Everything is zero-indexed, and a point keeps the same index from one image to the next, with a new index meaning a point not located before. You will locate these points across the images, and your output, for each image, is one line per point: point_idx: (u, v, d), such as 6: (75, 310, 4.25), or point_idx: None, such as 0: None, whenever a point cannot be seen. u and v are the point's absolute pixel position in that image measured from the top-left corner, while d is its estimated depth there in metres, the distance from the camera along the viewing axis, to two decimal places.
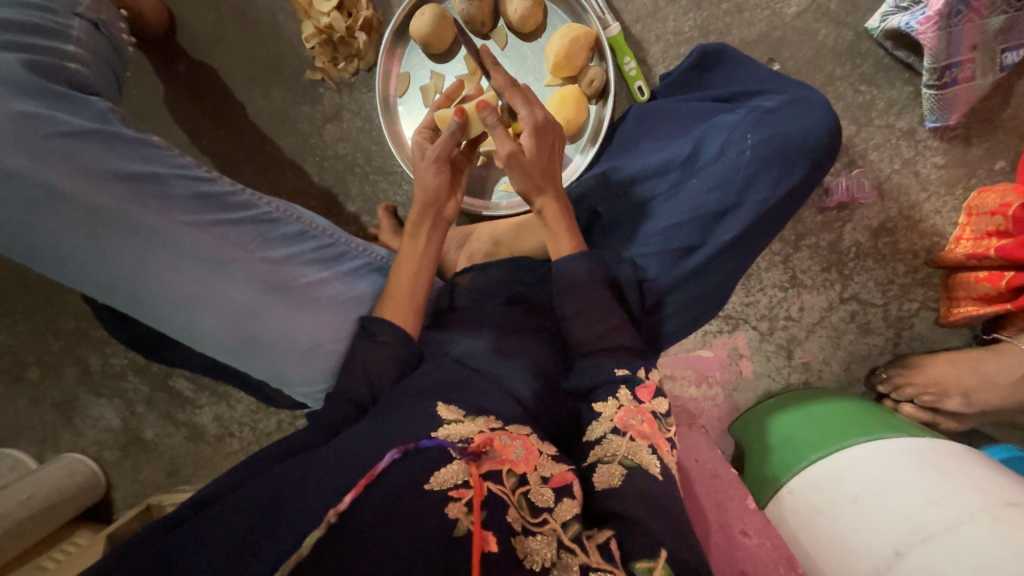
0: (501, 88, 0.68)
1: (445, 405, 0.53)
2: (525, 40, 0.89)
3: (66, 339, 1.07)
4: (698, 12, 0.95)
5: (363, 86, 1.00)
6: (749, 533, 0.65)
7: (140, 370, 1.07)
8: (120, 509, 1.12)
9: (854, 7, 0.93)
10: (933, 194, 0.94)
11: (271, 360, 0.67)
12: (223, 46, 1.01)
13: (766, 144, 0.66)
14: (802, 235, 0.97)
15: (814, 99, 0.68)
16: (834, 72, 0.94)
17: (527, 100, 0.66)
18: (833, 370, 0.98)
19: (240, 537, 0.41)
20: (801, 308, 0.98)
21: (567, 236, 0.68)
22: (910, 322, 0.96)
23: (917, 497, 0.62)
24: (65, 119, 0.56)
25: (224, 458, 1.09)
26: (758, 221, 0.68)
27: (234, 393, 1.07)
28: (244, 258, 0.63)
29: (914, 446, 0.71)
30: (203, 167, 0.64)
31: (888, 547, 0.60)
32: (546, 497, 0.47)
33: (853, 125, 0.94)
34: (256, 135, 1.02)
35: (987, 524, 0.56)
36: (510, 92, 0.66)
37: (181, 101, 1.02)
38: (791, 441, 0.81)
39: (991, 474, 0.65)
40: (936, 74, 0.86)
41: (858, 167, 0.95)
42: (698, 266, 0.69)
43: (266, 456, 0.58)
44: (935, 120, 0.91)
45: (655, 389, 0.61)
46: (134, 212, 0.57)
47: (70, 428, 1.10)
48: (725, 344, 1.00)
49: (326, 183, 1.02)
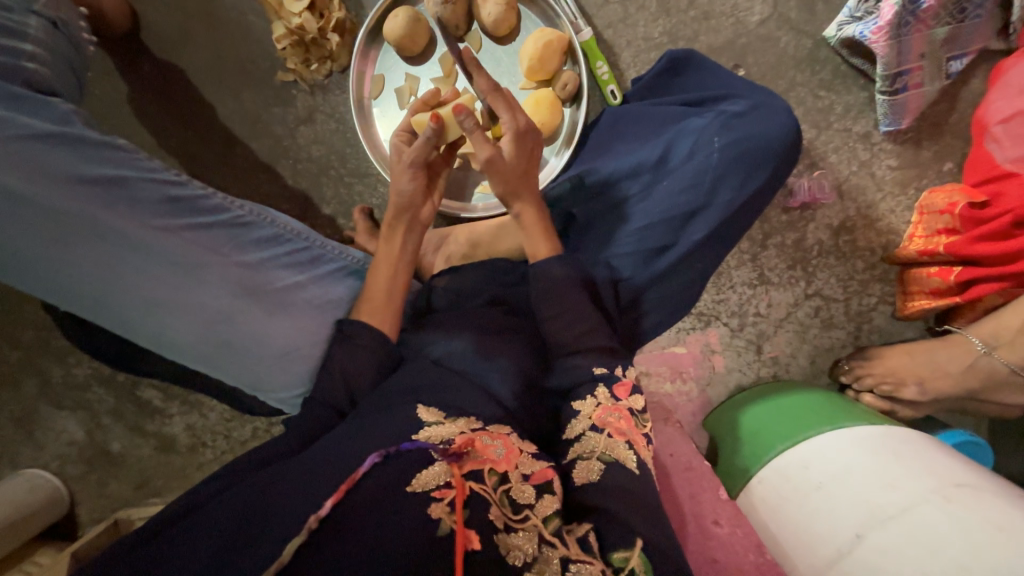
0: (481, 92, 0.67)
1: (425, 408, 0.54)
2: (498, 44, 0.90)
3: (24, 350, 1.02)
4: (667, 18, 0.98)
5: (336, 88, 0.99)
6: (720, 522, 0.67)
7: (105, 381, 1.03)
8: (86, 525, 1.08)
9: (813, 16, 0.97)
10: (888, 194, 0.99)
11: (247, 366, 0.65)
12: (190, 46, 0.98)
13: (732, 147, 0.69)
14: (769, 234, 1.00)
15: (777, 104, 0.71)
16: (795, 78, 0.98)
17: (510, 104, 0.66)
18: (799, 363, 1.02)
19: (226, 544, 0.41)
20: (769, 304, 1.01)
21: (544, 238, 0.69)
22: (870, 316, 1.00)
23: (876, 482, 0.65)
24: (26, 121, 0.53)
25: (197, 468, 1.06)
26: (726, 221, 0.70)
27: (206, 400, 1.04)
28: (218, 262, 0.62)
29: (873, 433, 0.75)
30: (173, 171, 0.63)
31: (850, 531, 0.63)
32: (527, 494, 0.48)
33: (814, 129, 0.98)
34: (226, 137, 1.00)
35: (940, 506, 0.60)
36: (492, 96, 0.65)
37: (146, 101, 0.99)
38: (760, 433, 0.84)
39: (941, 457, 0.69)
40: (888, 80, 0.91)
41: (820, 169, 0.99)
42: (669, 266, 0.71)
43: (240, 464, 0.57)
44: (889, 124, 0.95)
45: (632, 387, 0.63)
46: (102, 216, 0.55)
47: (30, 442, 1.06)
48: (698, 341, 1.03)
49: (299, 186, 1.01)
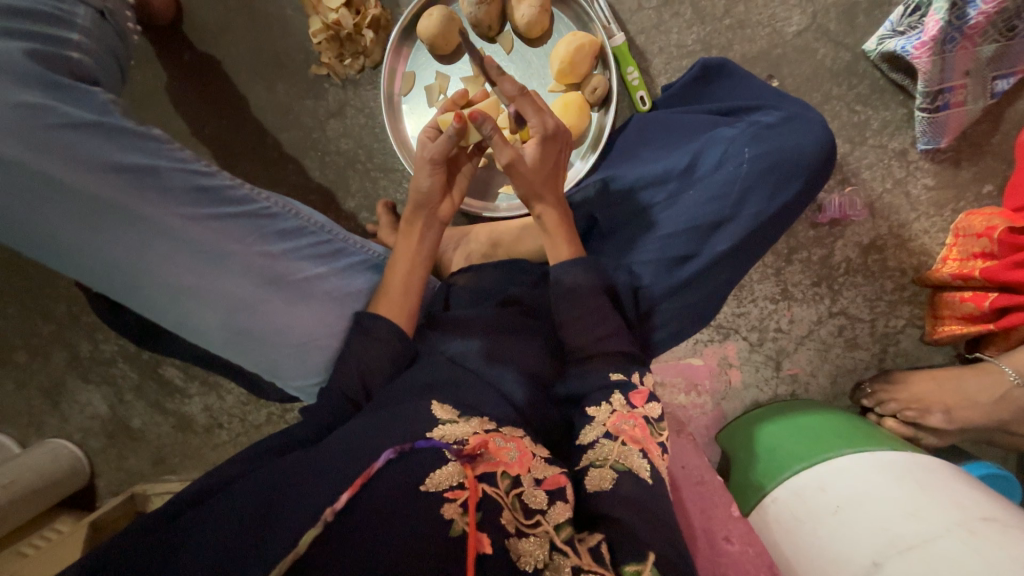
0: (507, 97, 0.66)
1: (439, 405, 0.54)
2: (530, 45, 0.90)
3: (56, 324, 1.06)
4: (701, 26, 0.97)
5: (368, 83, 1.00)
6: (731, 540, 0.66)
7: (130, 358, 1.06)
8: (103, 497, 1.12)
9: (853, 28, 0.95)
10: (922, 214, 0.96)
11: (266, 353, 0.67)
12: (229, 38, 1.01)
13: (762, 159, 0.67)
14: (795, 249, 0.98)
15: (811, 116, 0.70)
16: (831, 91, 0.96)
17: (538, 107, 0.66)
18: (819, 382, 1.00)
19: (233, 530, 0.42)
20: (790, 320, 0.99)
21: (565, 242, 0.69)
22: (896, 338, 0.98)
23: (894, 509, 0.64)
24: (66, 111, 0.55)
25: (212, 449, 1.08)
26: (752, 233, 0.69)
27: (224, 383, 1.07)
28: (242, 252, 0.63)
29: (894, 460, 0.72)
30: (203, 161, 0.64)
31: (866, 558, 0.61)
32: (539, 499, 0.47)
33: (847, 143, 0.96)
34: (258, 127, 1.02)
35: (963, 539, 0.57)
36: (519, 100, 0.65)
37: (184, 90, 1.02)
38: (776, 452, 0.82)
39: (969, 489, 0.67)
40: (929, 97, 0.88)
41: (851, 186, 0.97)
42: (691, 276, 0.70)
43: (256, 450, 0.58)
44: (927, 141, 0.93)
45: (648, 395, 0.62)
46: (133, 205, 0.56)
47: (56, 413, 1.10)
48: (715, 354, 1.01)
49: (326, 178, 1.03)
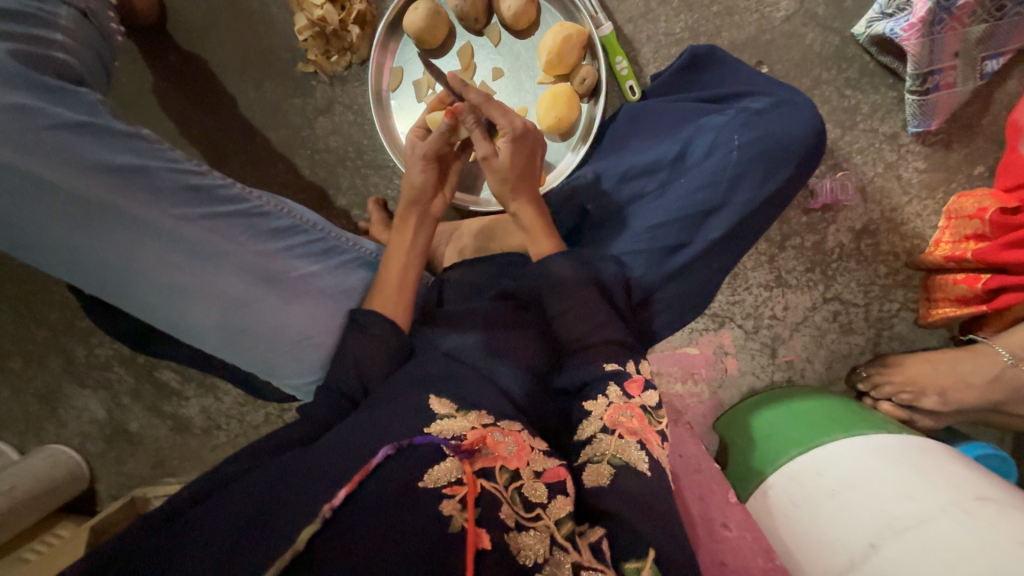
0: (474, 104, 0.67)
1: (438, 399, 0.54)
2: (517, 38, 0.89)
3: (50, 329, 1.05)
4: (689, 14, 0.96)
5: (355, 80, 1.00)
6: (729, 526, 0.66)
7: (126, 362, 1.06)
8: (104, 501, 1.12)
9: (841, 12, 0.94)
10: (914, 197, 0.96)
11: (262, 352, 0.67)
12: (214, 37, 1.00)
13: (752, 145, 0.67)
14: (787, 235, 0.98)
15: (801, 102, 0.69)
16: (820, 76, 0.96)
17: (506, 109, 0.66)
18: (815, 368, 1.00)
19: (230, 531, 0.42)
20: (785, 307, 0.99)
21: (544, 236, 0.69)
22: (890, 322, 0.98)
23: (890, 491, 0.64)
24: (54, 112, 0.54)
25: (211, 451, 1.08)
26: (742, 221, 0.69)
27: (221, 385, 1.07)
28: (235, 252, 0.63)
29: (891, 443, 0.73)
30: (194, 161, 0.64)
31: (863, 540, 0.61)
32: (539, 493, 0.47)
33: (838, 128, 0.96)
34: (246, 127, 1.02)
35: (958, 519, 0.58)
36: (485, 104, 0.66)
37: (171, 90, 1.01)
38: (773, 438, 0.82)
39: (964, 470, 0.67)
40: (919, 80, 0.88)
41: (842, 170, 0.97)
42: (683, 265, 0.70)
43: (254, 450, 0.58)
44: (918, 124, 0.93)
45: (644, 383, 0.62)
46: (124, 205, 0.56)
47: (53, 418, 1.10)
48: (710, 342, 1.01)
49: (316, 176, 1.02)
